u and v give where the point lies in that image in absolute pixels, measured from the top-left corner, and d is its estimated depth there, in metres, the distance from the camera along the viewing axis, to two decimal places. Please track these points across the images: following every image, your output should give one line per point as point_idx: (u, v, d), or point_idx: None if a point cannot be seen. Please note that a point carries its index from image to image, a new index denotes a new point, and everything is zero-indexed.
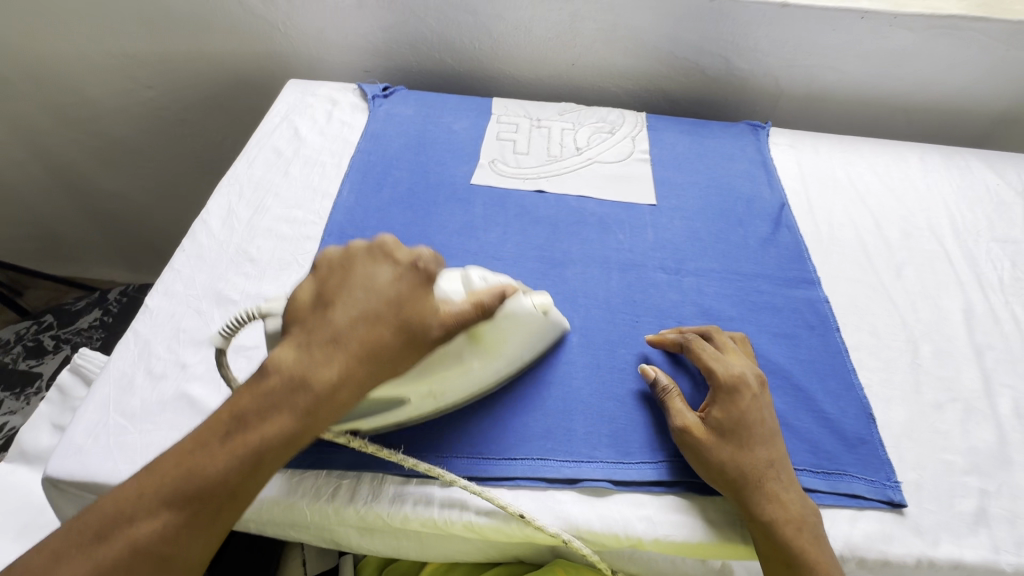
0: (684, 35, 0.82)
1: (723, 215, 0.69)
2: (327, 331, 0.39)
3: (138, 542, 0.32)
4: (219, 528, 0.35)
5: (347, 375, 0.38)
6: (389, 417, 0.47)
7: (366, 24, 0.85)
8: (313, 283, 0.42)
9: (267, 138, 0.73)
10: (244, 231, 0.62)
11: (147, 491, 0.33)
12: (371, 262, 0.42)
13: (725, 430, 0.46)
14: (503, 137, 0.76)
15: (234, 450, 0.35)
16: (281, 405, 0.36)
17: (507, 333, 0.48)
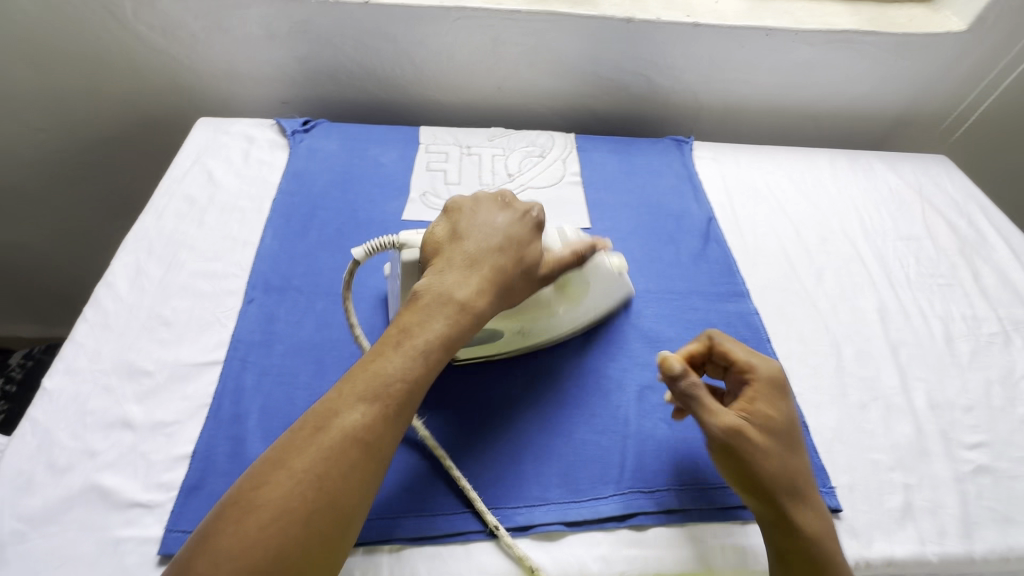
0: (605, 56, 0.83)
1: (656, 233, 0.71)
2: (466, 261, 0.48)
3: (346, 427, 0.38)
4: (404, 417, 0.41)
5: (482, 289, 0.47)
6: (483, 348, 0.55)
7: (279, 55, 0.81)
8: (439, 232, 0.51)
9: (177, 184, 0.68)
10: (157, 291, 0.57)
11: (348, 389, 0.40)
12: (480, 211, 0.53)
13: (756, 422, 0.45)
14: (433, 168, 0.74)
15: (409, 351, 0.42)
16: (439, 313, 0.45)
17: (584, 288, 0.57)
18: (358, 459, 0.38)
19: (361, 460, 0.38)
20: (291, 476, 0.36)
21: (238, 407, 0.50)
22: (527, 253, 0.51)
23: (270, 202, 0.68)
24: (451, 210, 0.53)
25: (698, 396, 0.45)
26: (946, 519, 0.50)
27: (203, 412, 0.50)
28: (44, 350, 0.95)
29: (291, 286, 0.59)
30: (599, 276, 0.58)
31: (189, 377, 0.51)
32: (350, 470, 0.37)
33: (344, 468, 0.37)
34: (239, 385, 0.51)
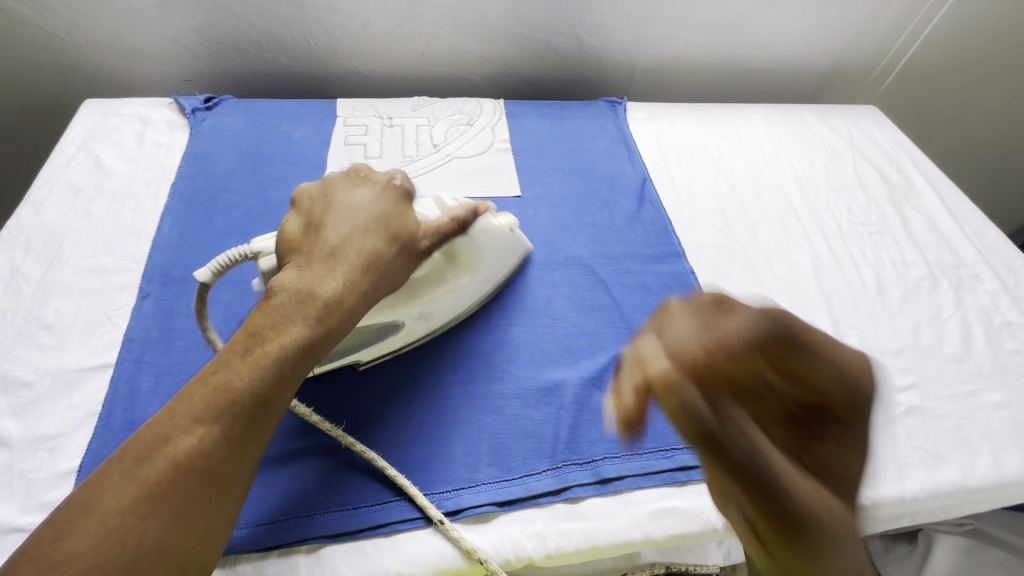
0: (531, 15, 0.79)
1: (589, 198, 0.68)
2: (325, 254, 0.42)
3: (181, 458, 0.32)
4: (261, 434, 0.36)
5: (350, 281, 0.41)
6: (383, 346, 0.50)
7: (174, 27, 0.73)
8: (294, 220, 0.46)
9: (60, 173, 0.61)
10: (36, 293, 0.51)
11: (192, 408, 0.34)
12: (334, 197, 0.46)
13: (744, 400, 0.36)
14: (352, 142, 0.69)
15: (259, 362, 0.37)
16: (295, 316, 0.39)
17: (477, 254, 0.53)
18: (195, 490, 0.32)
19: (199, 491, 0.33)
20: (103, 527, 0.30)
21: (132, 413, 0.45)
22: (397, 234, 0.45)
23: (170, 186, 0.62)
24: (309, 193, 0.48)
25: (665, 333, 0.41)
26: (878, 462, 0.50)
27: (91, 421, 0.45)
28: None
29: (193, 276, 0.54)
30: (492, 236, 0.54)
31: (75, 385, 0.46)
32: (184, 504, 0.32)
33: (194, 494, 0.32)
34: (133, 388, 0.47)
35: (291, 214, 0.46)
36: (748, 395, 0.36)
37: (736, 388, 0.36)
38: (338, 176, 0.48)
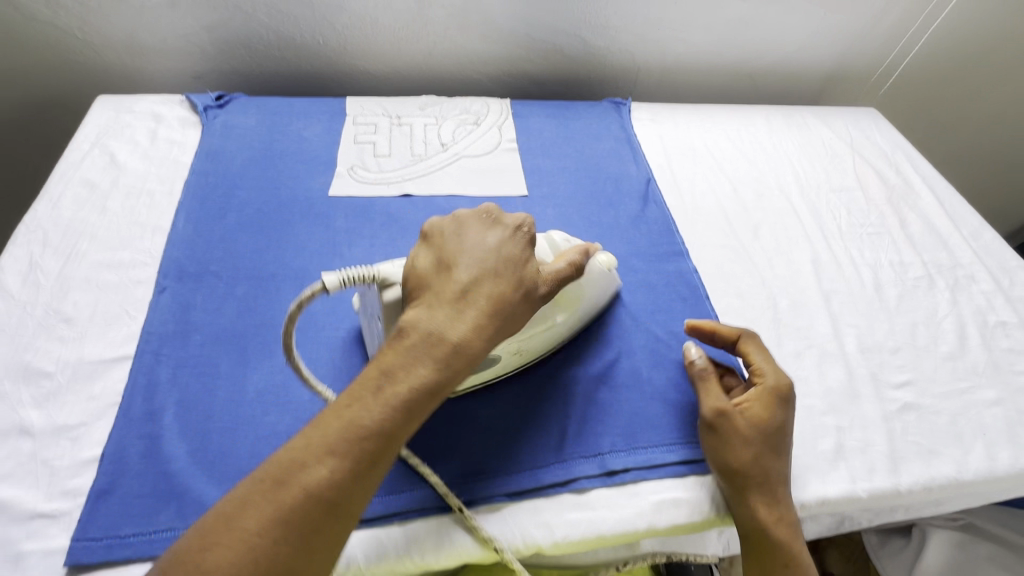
0: (537, 16, 0.80)
1: (595, 198, 0.69)
2: (457, 293, 0.40)
3: (313, 487, 0.33)
4: (380, 475, 0.36)
5: (478, 327, 0.39)
6: (482, 375, 0.49)
7: (185, 26, 0.74)
8: (425, 252, 0.43)
9: (75, 169, 0.62)
10: (54, 286, 0.52)
11: (325, 443, 0.34)
12: (468, 232, 0.44)
13: (757, 431, 0.46)
14: (361, 140, 0.70)
15: (386, 402, 0.36)
16: (421, 359, 0.37)
17: (576, 296, 0.52)
18: (321, 521, 0.33)
19: (324, 522, 0.33)
20: (241, 543, 0.31)
21: (152, 403, 0.46)
22: (524, 281, 0.42)
23: (183, 183, 0.63)
24: (439, 225, 0.44)
25: (702, 380, 0.50)
26: (875, 456, 0.52)
27: (112, 411, 0.46)
28: None
29: (207, 271, 0.55)
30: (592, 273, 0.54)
31: (95, 376, 0.48)
32: (309, 534, 0.33)
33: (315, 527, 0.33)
34: (152, 380, 0.48)
35: (421, 246, 0.44)
36: (760, 422, 0.46)
37: (750, 421, 0.47)
38: (466, 215, 0.45)
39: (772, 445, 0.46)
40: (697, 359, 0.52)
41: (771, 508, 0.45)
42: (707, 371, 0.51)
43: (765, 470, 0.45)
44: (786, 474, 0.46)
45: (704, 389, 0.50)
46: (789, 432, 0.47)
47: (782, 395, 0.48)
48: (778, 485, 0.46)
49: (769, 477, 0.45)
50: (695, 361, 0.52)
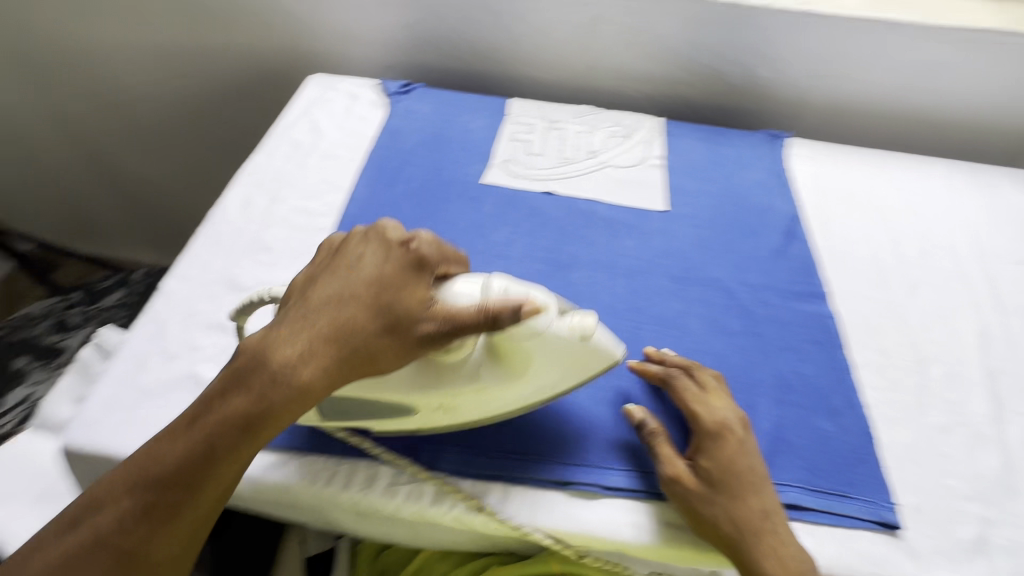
0: (707, 41, 0.81)
1: (736, 225, 0.68)
2: (296, 318, 0.41)
3: (105, 523, 0.37)
4: (190, 508, 0.38)
5: (306, 355, 0.40)
6: (401, 420, 0.47)
7: (389, 22, 0.86)
8: (305, 271, 0.45)
9: (287, 130, 0.75)
10: (261, 220, 0.64)
11: (152, 458, 0.39)
12: (353, 248, 0.44)
13: (711, 482, 0.44)
14: (518, 138, 0.76)
15: (197, 432, 0.39)
16: (238, 390, 0.39)
17: (524, 363, 0.43)
18: (119, 555, 0.37)
19: (122, 558, 0.37)
20: (52, 558, 0.37)
21: None
22: (392, 312, 0.40)
23: (365, 154, 0.73)
24: (330, 244, 0.46)
25: (653, 444, 0.47)
26: None
27: None
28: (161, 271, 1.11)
29: None
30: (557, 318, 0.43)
31: None
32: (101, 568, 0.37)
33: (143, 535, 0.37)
34: None
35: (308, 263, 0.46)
36: (714, 474, 0.45)
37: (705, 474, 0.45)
38: (364, 231, 0.45)
39: (739, 495, 0.44)
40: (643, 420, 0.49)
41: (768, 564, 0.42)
42: (654, 432, 0.48)
43: (730, 528, 0.43)
44: (774, 516, 0.44)
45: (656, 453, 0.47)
46: (755, 473, 0.45)
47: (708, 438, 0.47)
48: (767, 537, 0.43)
49: (755, 530, 0.43)
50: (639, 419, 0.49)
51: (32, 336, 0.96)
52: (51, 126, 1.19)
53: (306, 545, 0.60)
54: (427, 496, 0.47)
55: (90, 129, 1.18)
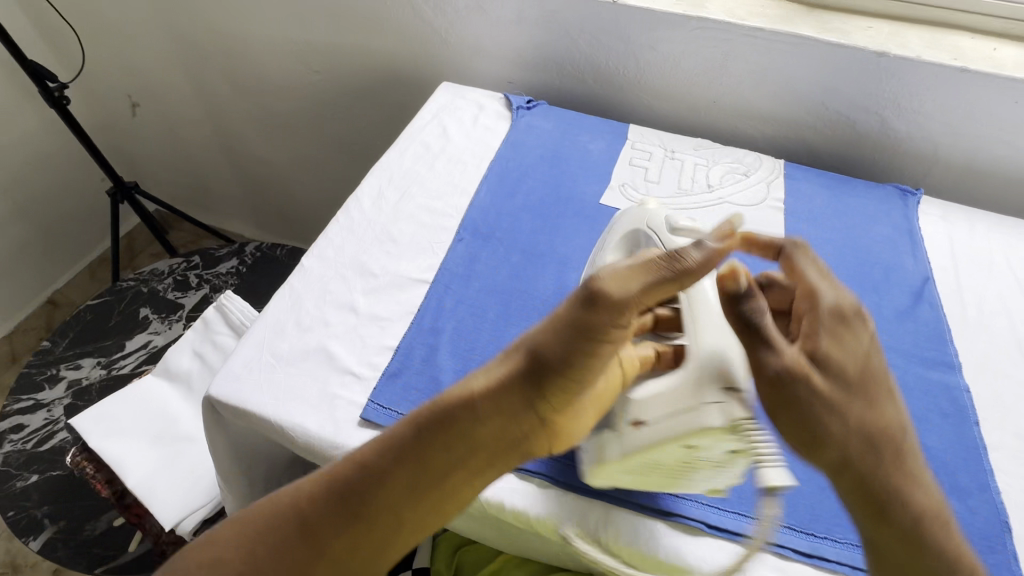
0: (842, 87, 0.79)
1: (859, 279, 0.66)
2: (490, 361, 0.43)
3: (298, 507, 0.41)
4: (364, 509, 0.40)
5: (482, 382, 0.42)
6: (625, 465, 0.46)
7: (520, 40, 0.90)
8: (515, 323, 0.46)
9: (418, 132, 0.79)
10: (390, 213, 0.68)
11: (329, 469, 0.42)
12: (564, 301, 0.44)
13: (832, 370, 0.40)
14: (636, 164, 0.77)
15: (381, 442, 0.42)
16: (424, 412, 0.42)
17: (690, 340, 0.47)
18: (296, 538, 0.40)
19: (299, 543, 0.40)
20: (248, 534, 0.40)
21: (437, 321, 0.58)
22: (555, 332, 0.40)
23: (488, 162, 0.76)
24: None
25: (761, 326, 0.39)
26: None
27: (408, 318, 0.58)
28: (271, 247, 1.14)
29: (494, 236, 0.66)
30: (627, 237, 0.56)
31: (404, 288, 0.61)
32: (282, 547, 0.40)
33: (327, 529, 0.40)
34: (441, 305, 0.59)
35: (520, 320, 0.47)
36: (828, 385, 0.39)
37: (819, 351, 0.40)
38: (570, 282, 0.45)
39: (851, 408, 0.39)
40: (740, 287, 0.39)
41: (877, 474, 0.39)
42: (761, 310, 0.39)
43: (841, 426, 0.39)
44: (893, 436, 0.40)
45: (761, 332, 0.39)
46: (874, 380, 0.41)
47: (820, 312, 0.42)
48: (880, 435, 0.40)
49: (863, 438, 0.39)
50: (738, 288, 0.39)
51: (158, 290, 1.07)
52: (195, 105, 1.33)
53: None
54: (531, 500, 0.49)
55: (227, 111, 1.30)
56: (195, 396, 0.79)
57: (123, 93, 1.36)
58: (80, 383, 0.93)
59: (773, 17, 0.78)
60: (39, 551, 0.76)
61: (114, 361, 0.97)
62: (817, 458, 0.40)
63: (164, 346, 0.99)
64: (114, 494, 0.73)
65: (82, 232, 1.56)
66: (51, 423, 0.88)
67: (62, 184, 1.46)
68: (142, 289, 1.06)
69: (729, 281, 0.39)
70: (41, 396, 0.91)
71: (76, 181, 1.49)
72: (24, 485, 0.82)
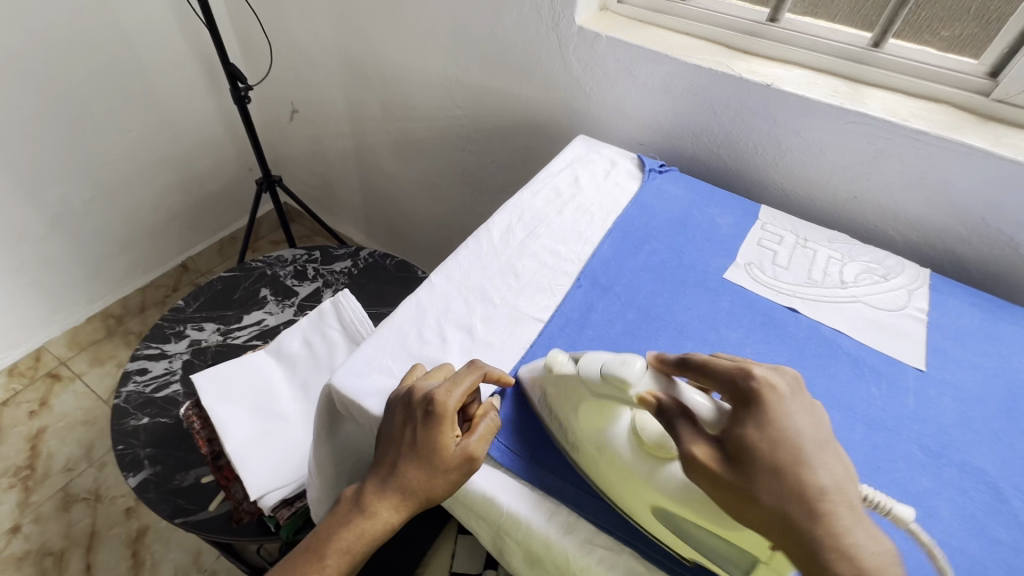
0: (1009, 205, 0.73)
1: (1011, 416, 0.59)
2: (406, 496, 0.49)
3: None
4: None
5: (403, 508, 0.49)
6: (679, 537, 0.45)
7: (661, 106, 0.93)
8: (402, 430, 0.49)
9: (551, 177, 0.83)
10: (516, 248, 0.71)
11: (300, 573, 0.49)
12: (406, 424, 0.49)
13: (734, 453, 0.41)
14: (764, 245, 0.76)
15: (340, 557, 0.49)
16: (361, 535, 0.49)
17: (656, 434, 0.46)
18: None
19: None
20: None
21: (547, 360, 0.59)
22: (450, 488, 0.49)
23: (615, 216, 0.78)
24: (408, 399, 0.49)
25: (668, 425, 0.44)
26: None
27: (519, 352, 0.59)
28: (382, 256, 1.22)
29: (612, 289, 0.67)
30: (559, 384, 0.52)
31: (519, 322, 0.62)
32: None
33: None
34: (553, 346, 0.60)
35: (392, 419, 0.50)
36: (747, 454, 0.41)
37: (743, 437, 0.41)
38: (419, 401, 0.49)
39: (761, 451, 0.41)
40: (660, 400, 0.45)
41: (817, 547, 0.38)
42: (668, 413, 0.44)
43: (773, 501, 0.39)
44: (801, 453, 0.41)
45: (678, 435, 0.42)
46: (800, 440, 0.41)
47: (728, 394, 0.44)
48: (812, 509, 0.39)
49: (795, 517, 0.39)
50: (659, 400, 0.45)
51: (279, 275, 1.17)
52: (344, 118, 1.48)
53: (454, 560, 0.65)
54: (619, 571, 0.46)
55: (371, 128, 1.44)
56: (297, 378, 0.85)
57: (288, 100, 1.56)
58: (199, 344, 1.03)
59: (940, 123, 0.75)
60: (134, 488, 0.82)
61: (231, 330, 1.06)
62: (752, 514, 0.40)
63: (274, 326, 1.08)
64: (211, 453, 0.80)
65: (221, 211, 1.77)
66: (169, 373, 0.98)
67: (218, 168, 1.67)
68: (266, 271, 1.17)
69: (650, 400, 0.45)
70: (167, 347, 1.02)
71: (229, 167, 1.70)
72: (135, 424, 0.90)
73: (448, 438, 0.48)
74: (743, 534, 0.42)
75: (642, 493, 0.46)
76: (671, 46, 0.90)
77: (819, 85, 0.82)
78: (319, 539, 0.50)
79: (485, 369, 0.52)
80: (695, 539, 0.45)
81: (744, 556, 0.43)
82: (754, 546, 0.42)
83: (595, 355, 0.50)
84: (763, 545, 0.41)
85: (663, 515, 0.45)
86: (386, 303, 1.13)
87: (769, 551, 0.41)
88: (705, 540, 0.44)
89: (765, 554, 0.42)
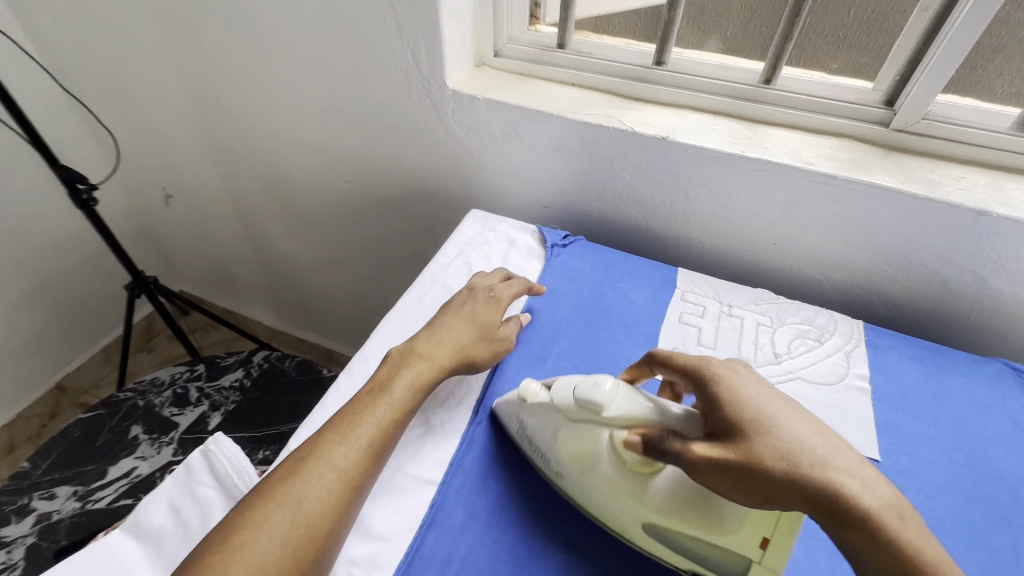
0: (929, 241, 0.68)
1: (978, 503, 0.52)
2: (458, 344, 0.57)
3: (331, 452, 0.47)
4: (372, 444, 0.48)
5: (453, 354, 0.56)
6: (677, 550, 0.45)
7: (556, 166, 0.84)
8: (458, 300, 0.62)
9: (441, 272, 0.71)
10: None
11: (364, 408, 0.50)
12: (459, 299, 0.62)
13: (730, 439, 0.40)
14: (687, 321, 0.67)
15: (399, 394, 0.52)
16: (419, 372, 0.54)
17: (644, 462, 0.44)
18: (329, 469, 0.46)
19: (330, 472, 0.46)
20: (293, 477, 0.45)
21: (444, 549, 0.47)
22: (492, 341, 0.59)
23: (517, 311, 0.67)
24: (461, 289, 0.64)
25: (669, 443, 0.41)
26: None
27: (408, 538, 0.47)
28: (280, 358, 1.07)
29: None
30: (535, 413, 0.50)
31: (407, 492, 0.50)
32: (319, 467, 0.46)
33: (342, 454, 0.47)
34: (450, 522, 0.48)
35: (448, 301, 0.63)
36: (744, 442, 0.39)
37: (727, 419, 0.41)
38: (468, 285, 0.64)
39: (754, 423, 0.40)
40: (645, 432, 0.42)
41: (840, 503, 0.37)
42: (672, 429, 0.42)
43: (821, 445, 0.39)
44: (780, 415, 0.41)
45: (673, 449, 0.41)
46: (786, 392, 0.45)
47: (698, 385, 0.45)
48: (818, 465, 0.38)
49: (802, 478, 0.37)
50: (644, 434, 0.42)
51: (154, 405, 0.99)
52: (224, 200, 1.32)
53: None
54: None
55: (255, 208, 1.28)
56: (163, 559, 0.66)
57: (159, 185, 1.38)
58: (48, 519, 0.83)
59: (846, 162, 0.70)
60: None
61: (92, 491, 0.87)
62: (773, 501, 0.38)
63: (149, 474, 0.90)
64: None
65: (100, 315, 1.54)
66: (6, 569, 0.78)
67: (87, 270, 1.45)
68: (138, 403, 0.99)
69: (636, 439, 0.42)
70: (5, 533, 0.82)
71: (102, 266, 1.49)
72: None
73: (496, 301, 0.62)
74: (737, 538, 0.41)
75: (630, 514, 0.45)
76: (556, 101, 0.81)
77: (719, 131, 0.75)
78: (377, 384, 0.53)
79: (531, 284, 0.67)
80: (683, 547, 0.44)
81: (733, 557, 0.42)
82: (747, 548, 0.41)
83: (564, 382, 0.49)
84: (759, 547, 0.40)
85: (652, 528, 0.45)
86: (287, 417, 0.97)
87: (763, 550, 0.40)
88: (688, 543, 0.44)
89: (755, 553, 0.41)
